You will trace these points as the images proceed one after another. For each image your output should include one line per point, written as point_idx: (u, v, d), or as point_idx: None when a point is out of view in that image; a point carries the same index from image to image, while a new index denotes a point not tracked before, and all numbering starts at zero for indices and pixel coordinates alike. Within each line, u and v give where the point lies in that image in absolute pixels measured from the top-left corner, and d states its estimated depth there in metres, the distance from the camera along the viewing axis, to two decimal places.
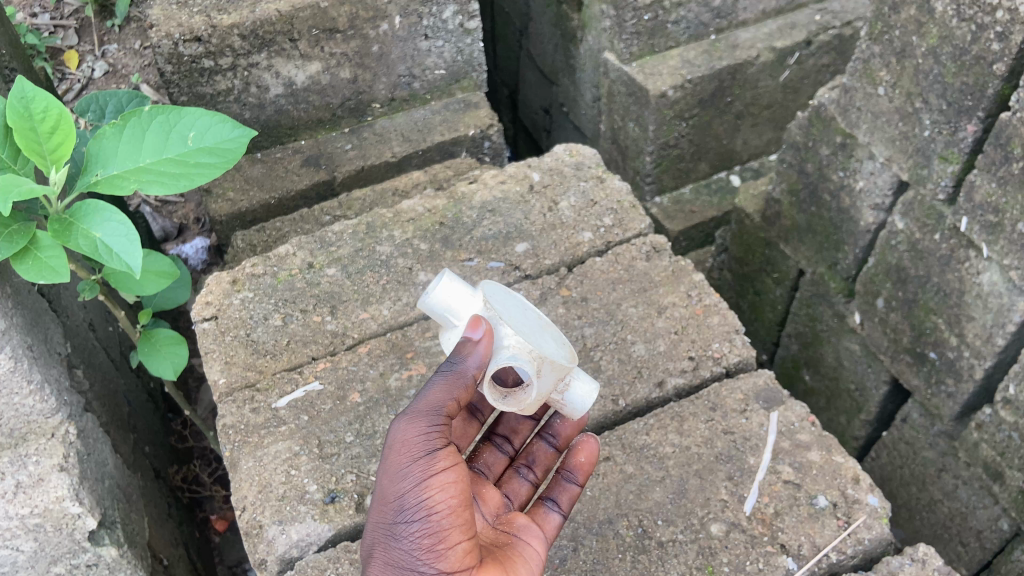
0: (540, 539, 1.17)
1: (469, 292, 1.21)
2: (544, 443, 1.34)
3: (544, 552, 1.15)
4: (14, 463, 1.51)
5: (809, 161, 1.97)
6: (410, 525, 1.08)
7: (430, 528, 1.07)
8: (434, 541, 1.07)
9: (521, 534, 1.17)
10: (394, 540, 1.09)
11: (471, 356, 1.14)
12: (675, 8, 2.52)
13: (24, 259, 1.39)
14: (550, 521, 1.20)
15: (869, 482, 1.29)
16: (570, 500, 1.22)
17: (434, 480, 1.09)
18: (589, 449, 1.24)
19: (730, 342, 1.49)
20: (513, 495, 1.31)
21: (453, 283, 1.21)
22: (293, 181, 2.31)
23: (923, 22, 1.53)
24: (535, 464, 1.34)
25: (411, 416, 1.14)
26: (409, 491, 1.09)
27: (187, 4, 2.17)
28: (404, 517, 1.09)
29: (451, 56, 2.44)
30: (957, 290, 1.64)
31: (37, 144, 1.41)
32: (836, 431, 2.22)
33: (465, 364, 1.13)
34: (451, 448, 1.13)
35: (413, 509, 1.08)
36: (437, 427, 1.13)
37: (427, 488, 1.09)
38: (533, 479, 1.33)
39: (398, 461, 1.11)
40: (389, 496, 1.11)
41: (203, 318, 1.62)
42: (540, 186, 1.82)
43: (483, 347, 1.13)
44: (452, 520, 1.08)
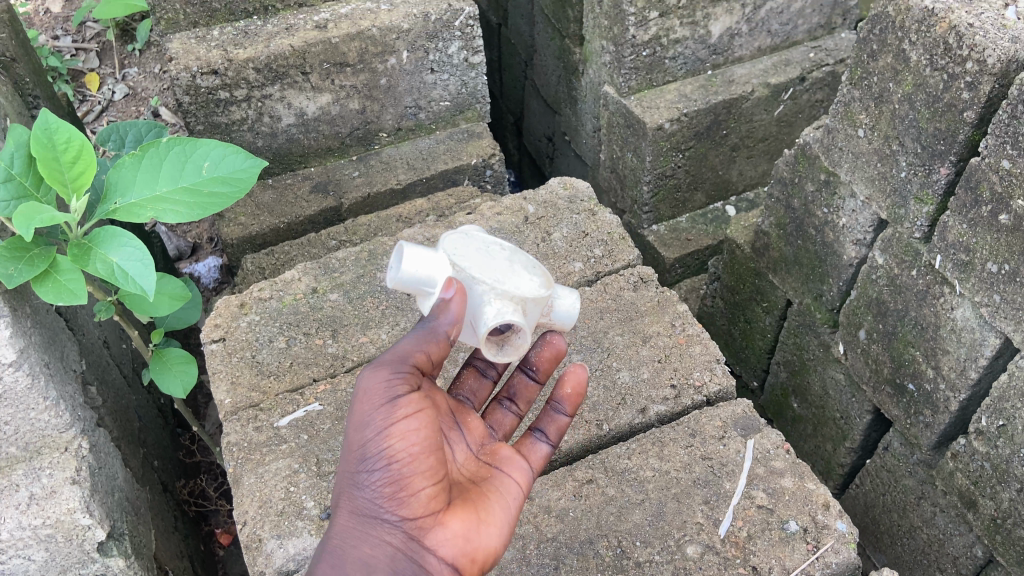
0: (524, 471, 1.34)
1: (431, 254, 1.25)
2: (526, 376, 1.45)
3: (524, 484, 1.32)
4: (29, 475, 1.61)
5: (795, 197, 2.04)
6: (372, 475, 1.18)
7: (391, 476, 1.17)
8: (395, 488, 1.17)
9: (503, 468, 1.33)
10: (358, 488, 1.19)
11: (445, 314, 1.21)
12: (673, 45, 2.60)
13: (44, 281, 1.46)
14: (537, 453, 1.36)
15: (838, 509, 1.35)
16: (558, 430, 1.38)
17: (395, 431, 1.17)
18: (576, 381, 1.36)
19: (710, 370, 1.56)
20: (497, 426, 1.45)
21: (414, 250, 1.25)
22: (302, 207, 2.40)
23: (899, 69, 1.62)
24: (518, 397, 1.46)
25: (377, 368, 1.20)
26: (371, 441, 1.17)
27: (205, 39, 2.27)
28: (367, 466, 1.18)
29: (456, 88, 2.53)
30: (933, 325, 1.71)
31: (59, 174, 1.50)
32: (823, 457, 2.29)
33: (440, 321, 1.21)
34: (416, 394, 1.20)
35: (375, 458, 1.17)
36: (400, 379, 1.19)
37: (389, 439, 1.17)
38: (516, 411, 1.46)
39: (362, 410, 1.19)
40: (354, 444, 1.19)
41: (212, 340, 1.70)
42: (535, 218, 1.89)
43: (456, 304, 1.21)
44: (412, 469, 1.17)
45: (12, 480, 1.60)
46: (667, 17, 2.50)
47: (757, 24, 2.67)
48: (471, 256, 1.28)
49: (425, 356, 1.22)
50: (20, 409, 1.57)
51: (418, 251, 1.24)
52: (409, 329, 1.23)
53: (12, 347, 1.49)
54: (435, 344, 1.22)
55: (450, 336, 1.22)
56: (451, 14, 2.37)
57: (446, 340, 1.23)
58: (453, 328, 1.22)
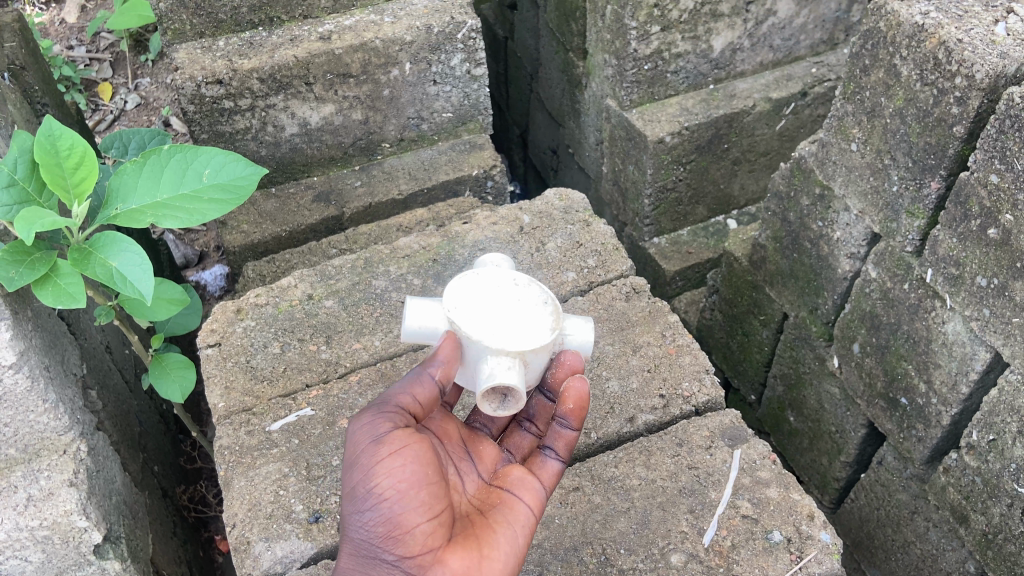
0: (536, 492, 1.33)
1: (432, 304, 1.33)
2: (542, 396, 1.44)
3: (535, 508, 1.31)
4: (27, 477, 1.61)
5: (791, 210, 2.06)
6: (365, 515, 1.20)
7: (384, 516, 1.18)
8: (389, 528, 1.18)
9: (513, 490, 1.33)
10: (354, 529, 1.21)
11: (432, 360, 1.29)
12: (674, 59, 2.60)
13: (45, 285, 1.49)
14: (548, 471, 1.37)
15: (822, 520, 1.39)
16: (567, 445, 1.38)
17: (382, 469, 1.19)
18: (576, 394, 1.34)
19: (700, 381, 1.59)
20: (516, 448, 1.45)
21: (418, 305, 1.33)
22: (304, 215, 2.43)
23: (890, 84, 1.63)
24: (536, 417, 1.46)
25: (365, 413, 1.26)
26: (361, 482, 1.20)
27: (211, 49, 2.31)
28: (360, 506, 1.21)
29: (459, 100, 2.56)
30: (925, 338, 1.72)
31: (61, 179, 1.52)
32: (818, 471, 2.30)
33: (428, 367, 1.29)
34: (405, 433, 1.23)
35: (367, 499, 1.20)
36: (386, 420, 1.24)
37: (377, 477, 1.19)
38: (535, 430, 1.46)
39: (353, 453, 1.23)
40: (348, 487, 1.23)
41: (207, 344, 1.73)
42: (530, 228, 1.94)
43: (447, 350, 1.28)
44: (405, 507, 1.19)
45: (11, 482, 1.61)
46: (669, 32, 2.51)
47: (759, 39, 2.68)
48: (473, 307, 1.30)
49: (412, 398, 1.28)
50: (19, 411, 1.58)
51: (419, 303, 1.33)
52: (401, 377, 1.31)
53: (12, 349, 1.50)
54: (421, 387, 1.28)
55: (437, 378, 1.29)
56: (454, 26, 2.39)
57: (435, 384, 1.29)
58: (445, 373, 1.29)
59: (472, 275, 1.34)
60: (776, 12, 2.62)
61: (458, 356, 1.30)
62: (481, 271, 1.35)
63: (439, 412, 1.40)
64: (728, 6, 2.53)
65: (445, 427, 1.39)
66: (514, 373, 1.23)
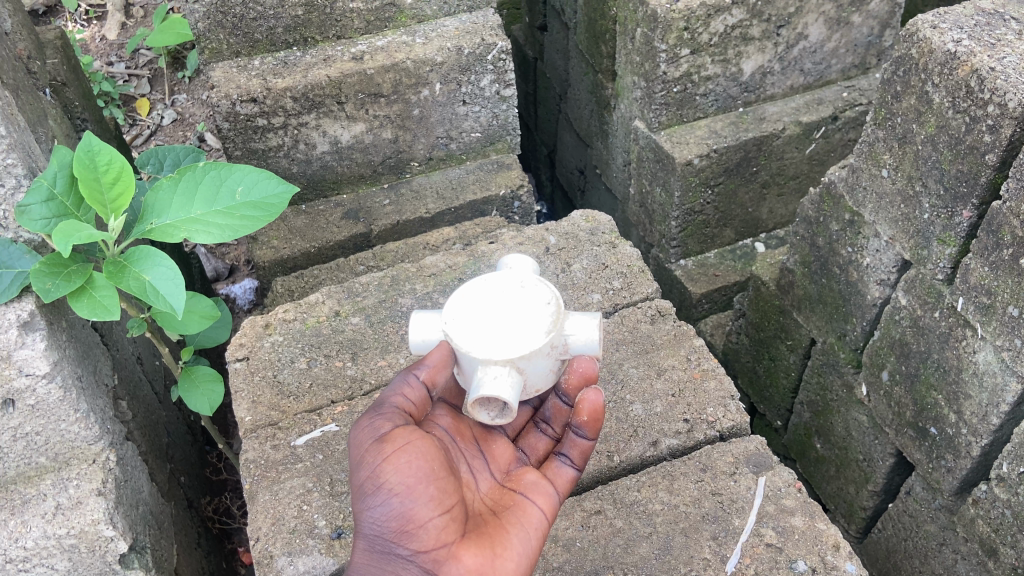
0: (549, 495, 1.34)
1: (433, 318, 1.35)
2: (559, 400, 1.43)
3: (548, 510, 1.32)
4: (56, 485, 1.65)
5: (820, 235, 2.05)
6: (377, 511, 1.21)
7: (395, 510, 1.20)
8: (401, 522, 1.20)
9: (527, 493, 1.33)
10: (368, 529, 1.23)
11: (419, 365, 1.32)
12: (704, 81, 2.61)
13: (80, 297, 1.51)
14: (562, 476, 1.37)
15: (848, 550, 1.37)
16: (582, 454, 1.38)
17: (389, 465, 1.21)
18: (592, 403, 1.34)
19: (724, 407, 1.59)
20: (531, 449, 1.46)
21: (419, 319, 1.35)
22: (332, 232, 2.46)
23: (922, 111, 1.63)
24: (553, 420, 1.46)
25: (365, 416, 1.29)
26: (369, 479, 1.22)
27: (246, 68, 2.35)
28: (371, 505, 1.22)
29: (487, 120, 2.58)
30: (955, 367, 1.70)
31: (99, 194, 1.56)
32: (845, 499, 2.26)
33: (412, 371, 1.32)
34: (410, 429, 1.26)
35: (377, 495, 1.21)
36: (384, 420, 1.27)
37: (384, 473, 1.21)
38: (551, 432, 1.46)
39: (358, 455, 1.25)
40: (358, 487, 1.24)
41: (236, 358, 1.75)
42: (556, 249, 1.95)
43: (434, 357, 1.31)
44: (416, 501, 1.20)
45: (40, 490, 1.65)
46: (699, 54, 2.52)
47: (789, 63, 2.67)
48: (467, 318, 1.29)
49: (405, 400, 1.31)
50: (51, 421, 1.61)
51: (420, 318, 1.35)
52: (391, 383, 1.34)
53: (46, 360, 1.54)
54: (411, 388, 1.32)
55: (424, 380, 1.31)
56: (484, 48, 2.42)
57: (425, 386, 1.32)
58: (435, 374, 1.31)
59: (470, 283, 1.33)
60: (807, 36, 2.62)
61: (452, 362, 1.32)
62: (482, 279, 1.34)
63: (445, 415, 1.41)
64: (759, 30, 2.53)
65: (454, 428, 1.40)
66: (501, 384, 1.21)
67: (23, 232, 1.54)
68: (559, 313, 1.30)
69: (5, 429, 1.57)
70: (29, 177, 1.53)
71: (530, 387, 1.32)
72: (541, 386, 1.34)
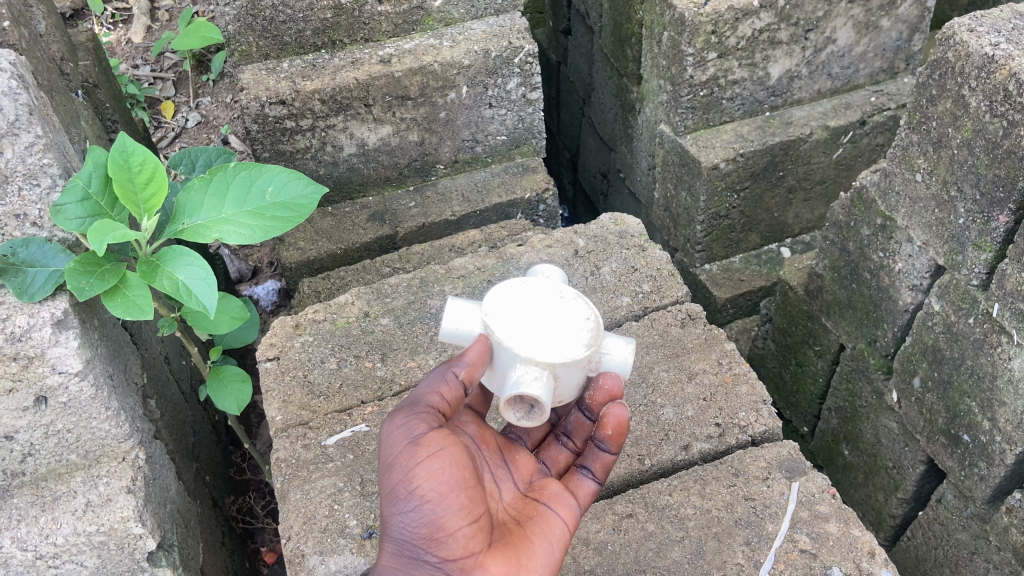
0: (572, 507, 1.34)
1: (470, 309, 1.33)
2: (582, 415, 1.43)
3: (571, 522, 1.33)
4: (87, 482, 1.66)
5: (850, 240, 2.04)
6: (406, 516, 1.21)
7: (425, 517, 1.20)
8: (431, 529, 1.20)
9: (550, 504, 1.34)
10: (397, 532, 1.23)
11: (457, 361, 1.29)
12: (731, 85, 2.59)
13: (114, 296, 1.52)
14: (584, 489, 1.38)
15: (883, 557, 1.39)
16: (604, 467, 1.39)
17: (422, 470, 1.21)
18: (617, 418, 1.34)
19: (757, 412, 1.61)
20: (551, 461, 1.45)
21: (457, 307, 1.33)
22: (358, 234, 2.47)
23: (958, 115, 1.62)
24: (574, 433, 1.45)
25: (397, 415, 1.27)
26: (401, 483, 1.22)
27: (275, 70, 2.36)
28: (401, 509, 1.22)
29: (513, 124, 2.58)
30: (990, 374, 1.68)
31: (133, 194, 1.54)
32: (873, 507, 2.24)
33: (450, 367, 1.30)
34: (442, 433, 1.25)
35: (408, 500, 1.21)
36: (419, 421, 1.25)
37: (417, 478, 1.20)
38: (571, 446, 1.45)
39: (390, 456, 1.24)
40: (387, 489, 1.24)
41: (266, 358, 1.76)
42: (585, 252, 1.95)
43: (473, 352, 1.29)
44: (446, 510, 1.20)
45: (71, 487, 1.65)
46: (726, 58, 2.51)
47: (817, 67, 2.66)
48: (509, 314, 1.29)
49: (439, 398, 1.29)
50: (82, 418, 1.61)
51: (457, 307, 1.33)
52: (426, 379, 1.32)
53: (79, 358, 1.53)
54: (447, 386, 1.29)
55: (462, 378, 1.29)
56: (511, 51, 2.42)
57: (462, 384, 1.29)
58: (473, 372, 1.29)
59: (515, 282, 1.34)
60: (836, 40, 2.60)
61: (487, 359, 1.29)
62: (526, 280, 1.34)
63: (471, 420, 1.40)
64: (787, 34, 2.52)
65: (481, 434, 1.39)
66: (538, 386, 1.21)
67: (58, 231, 1.51)
68: (599, 328, 1.30)
69: (38, 426, 1.58)
70: (64, 178, 1.50)
71: (556, 397, 1.31)
72: (565, 397, 1.33)
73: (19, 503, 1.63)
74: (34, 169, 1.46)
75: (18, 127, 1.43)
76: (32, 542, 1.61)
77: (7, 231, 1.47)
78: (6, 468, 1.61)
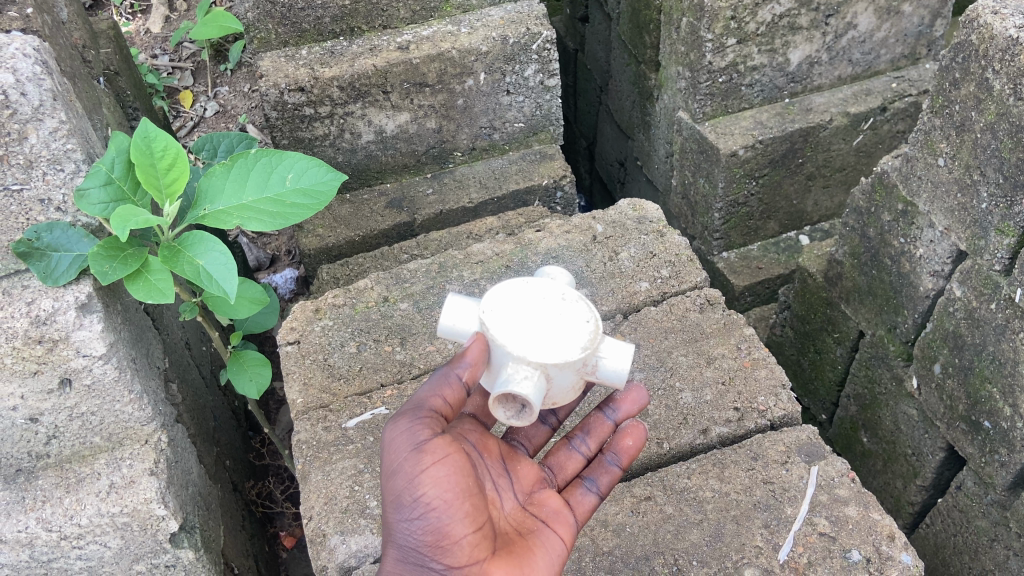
0: (569, 524, 1.35)
1: (470, 305, 1.31)
2: (604, 415, 1.44)
3: (569, 538, 1.33)
4: (110, 465, 1.68)
5: (871, 226, 2.03)
6: (411, 523, 1.21)
7: (431, 525, 1.20)
8: (436, 537, 1.21)
9: (548, 522, 1.34)
10: (402, 538, 1.23)
11: (460, 360, 1.26)
12: (750, 72, 2.58)
13: (136, 280, 1.51)
14: (584, 504, 1.38)
15: (903, 541, 1.40)
16: (610, 481, 1.40)
17: (426, 478, 1.21)
18: (636, 435, 1.41)
19: (775, 396, 1.63)
20: (559, 466, 1.45)
21: (457, 302, 1.32)
22: (376, 221, 2.47)
23: (981, 98, 1.60)
24: (591, 434, 1.45)
25: (400, 419, 1.25)
26: (406, 491, 1.21)
27: (294, 57, 2.37)
28: (405, 516, 1.22)
29: (531, 111, 2.58)
30: (1012, 360, 1.67)
31: (154, 179, 1.52)
32: (892, 494, 2.24)
33: (453, 366, 1.26)
34: (446, 440, 1.24)
35: (414, 508, 1.21)
36: (423, 427, 1.23)
37: (422, 487, 1.20)
38: (585, 450, 1.45)
39: (393, 462, 1.23)
40: (391, 496, 1.24)
41: (287, 342, 1.78)
42: (603, 237, 1.97)
43: (472, 353, 1.25)
44: (452, 518, 1.21)
45: (95, 469, 1.67)
46: (745, 44, 2.49)
47: (837, 52, 2.63)
48: (507, 311, 1.27)
49: (442, 401, 1.27)
50: (105, 401, 1.61)
51: (458, 302, 1.32)
52: (429, 380, 1.29)
53: (103, 341, 1.54)
54: (450, 389, 1.27)
55: (464, 379, 1.26)
56: (529, 37, 2.42)
57: (465, 386, 1.27)
58: (474, 372, 1.26)
59: (517, 282, 1.32)
60: (857, 25, 2.58)
61: (486, 359, 1.27)
62: (529, 280, 1.32)
63: (473, 428, 1.38)
64: (808, 19, 2.50)
65: (483, 442, 1.37)
66: (529, 385, 1.18)
67: (82, 215, 1.49)
68: (598, 331, 1.28)
69: (62, 409, 1.58)
70: (87, 163, 1.46)
71: (549, 399, 1.28)
72: (559, 400, 1.30)
73: (43, 485, 1.64)
74: (58, 154, 1.41)
75: (43, 112, 1.38)
76: (57, 523, 1.63)
77: (31, 215, 1.44)
78: (30, 450, 1.62)
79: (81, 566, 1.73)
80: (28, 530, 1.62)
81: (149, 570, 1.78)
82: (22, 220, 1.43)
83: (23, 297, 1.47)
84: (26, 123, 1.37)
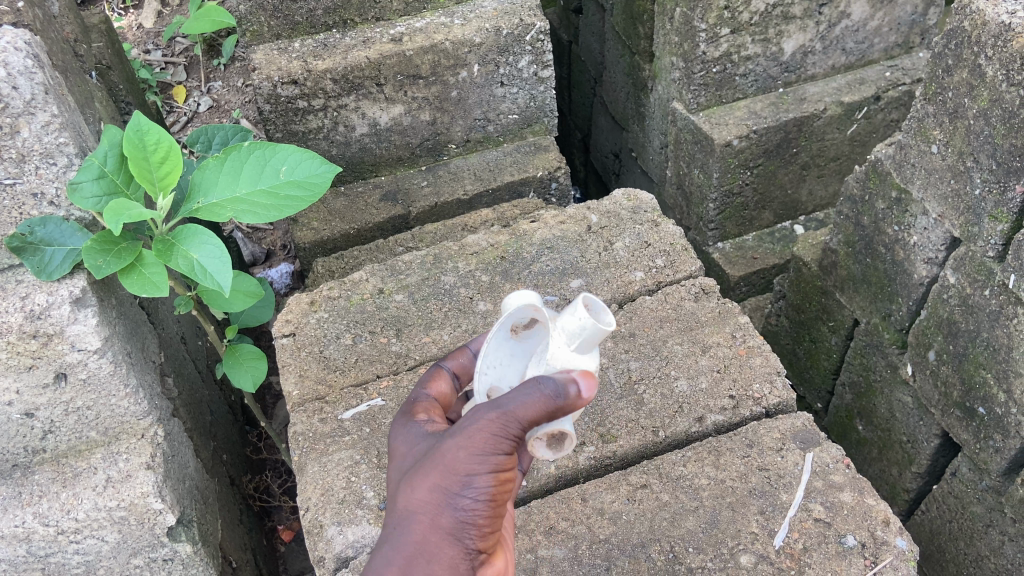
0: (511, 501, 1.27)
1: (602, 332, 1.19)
2: None
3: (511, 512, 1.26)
4: (106, 459, 1.67)
5: (865, 214, 2.04)
6: (467, 507, 1.11)
7: (483, 514, 1.12)
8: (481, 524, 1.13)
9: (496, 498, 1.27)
10: (445, 513, 1.12)
11: (573, 390, 1.10)
12: (744, 61, 2.58)
13: (130, 273, 1.50)
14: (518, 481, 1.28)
15: (898, 526, 1.40)
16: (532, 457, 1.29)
17: (501, 473, 1.12)
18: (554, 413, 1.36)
19: (771, 383, 1.63)
20: None
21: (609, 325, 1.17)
22: (371, 214, 2.46)
23: (974, 85, 1.61)
24: None
25: (511, 411, 1.09)
26: (480, 477, 1.11)
27: (287, 50, 2.36)
28: (465, 496, 1.11)
29: (525, 102, 2.57)
30: (1006, 346, 1.67)
31: (148, 172, 1.50)
32: (887, 482, 2.25)
33: (569, 395, 1.10)
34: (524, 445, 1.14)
35: (478, 495, 1.11)
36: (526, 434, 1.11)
37: (493, 479, 1.11)
38: None
39: (480, 446, 1.10)
40: (459, 471, 1.11)
41: (283, 334, 1.78)
42: (598, 227, 1.97)
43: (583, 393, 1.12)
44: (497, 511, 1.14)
45: (91, 463, 1.66)
46: (738, 34, 2.49)
47: (831, 42, 2.64)
48: None
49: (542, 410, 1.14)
50: (101, 395, 1.61)
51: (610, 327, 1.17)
52: (536, 379, 1.10)
53: (97, 336, 1.53)
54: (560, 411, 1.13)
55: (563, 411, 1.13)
56: (523, 29, 2.41)
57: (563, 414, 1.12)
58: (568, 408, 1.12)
59: None
60: (850, 14, 2.58)
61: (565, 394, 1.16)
62: None
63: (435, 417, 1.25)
64: (801, 8, 2.49)
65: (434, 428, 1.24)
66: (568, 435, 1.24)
67: (75, 209, 1.48)
68: None
69: (57, 404, 1.58)
70: (80, 157, 1.45)
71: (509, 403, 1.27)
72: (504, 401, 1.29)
73: (39, 480, 1.64)
74: (50, 148, 1.41)
75: (35, 106, 1.36)
76: (54, 517, 1.64)
77: (24, 210, 1.43)
78: (26, 445, 1.61)
79: (78, 560, 1.73)
80: (25, 525, 1.63)
81: (146, 564, 1.78)
82: (15, 214, 1.43)
83: (17, 292, 1.46)
84: (18, 117, 1.36)
